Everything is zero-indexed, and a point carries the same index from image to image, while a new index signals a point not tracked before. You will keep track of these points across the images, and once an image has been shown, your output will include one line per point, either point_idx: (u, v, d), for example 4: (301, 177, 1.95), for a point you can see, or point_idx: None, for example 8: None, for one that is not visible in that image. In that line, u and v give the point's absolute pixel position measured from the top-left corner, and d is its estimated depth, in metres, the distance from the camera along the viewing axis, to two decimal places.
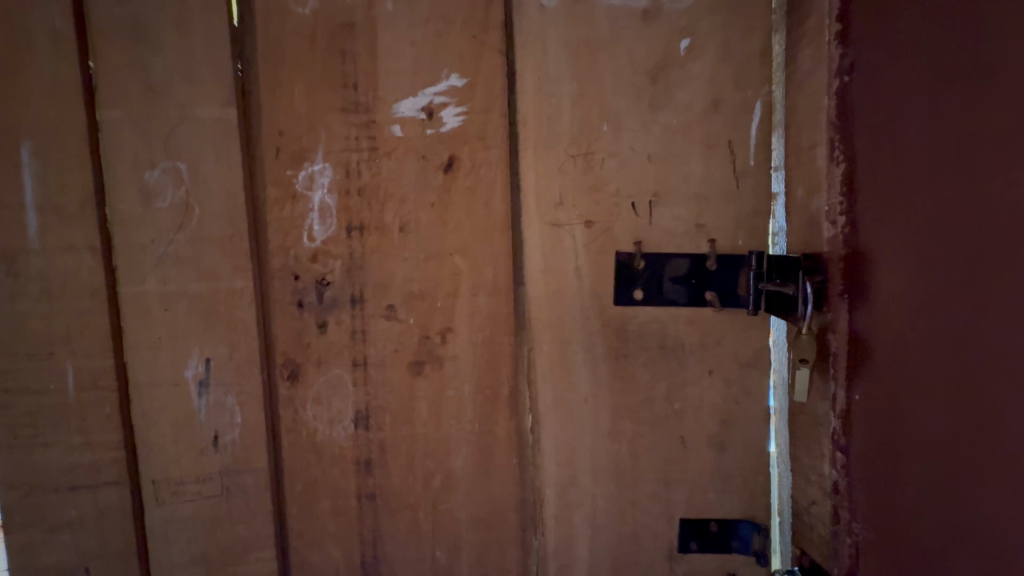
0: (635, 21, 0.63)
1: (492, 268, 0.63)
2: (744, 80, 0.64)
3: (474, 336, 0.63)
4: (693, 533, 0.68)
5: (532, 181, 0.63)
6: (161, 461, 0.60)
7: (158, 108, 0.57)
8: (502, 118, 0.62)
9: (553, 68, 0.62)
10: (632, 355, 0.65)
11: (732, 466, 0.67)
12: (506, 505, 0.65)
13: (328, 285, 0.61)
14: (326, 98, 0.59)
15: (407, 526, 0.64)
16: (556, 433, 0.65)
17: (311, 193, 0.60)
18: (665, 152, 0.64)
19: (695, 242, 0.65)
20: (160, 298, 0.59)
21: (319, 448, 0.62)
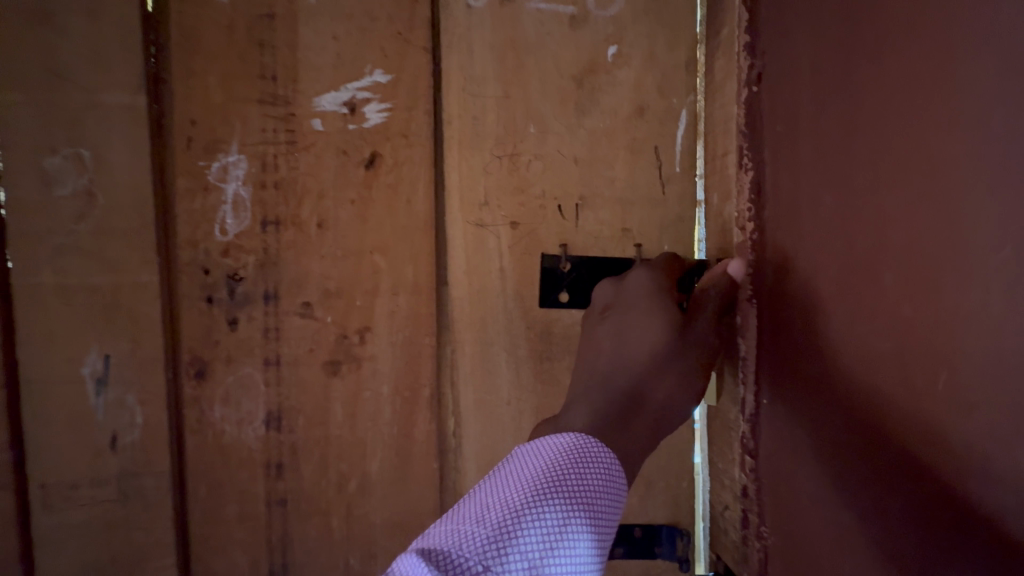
0: (562, 25, 0.63)
1: (413, 267, 0.62)
2: (667, 90, 0.65)
3: (394, 336, 0.62)
4: (616, 537, 0.68)
5: (456, 178, 0.63)
6: (53, 463, 0.56)
7: (60, 94, 0.55)
8: (426, 115, 0.61)
9: (478, 68, 0.62)
10: (556, 357, 0.65)
11: (652, 471, 0.68)
12: (423, 511, 0.64)
13: (240, 280, 0.59)
14: (242, 90, 0.58)
15: (319, 531, 0.62)
16: (477, 435, 0.65)
17: (224, 186, 0.58)
18: (589, 157, 0.65)
19: (621, 248, 0.65)
20: (57, 291, 0.56)
21: (226, 450, 0.59)
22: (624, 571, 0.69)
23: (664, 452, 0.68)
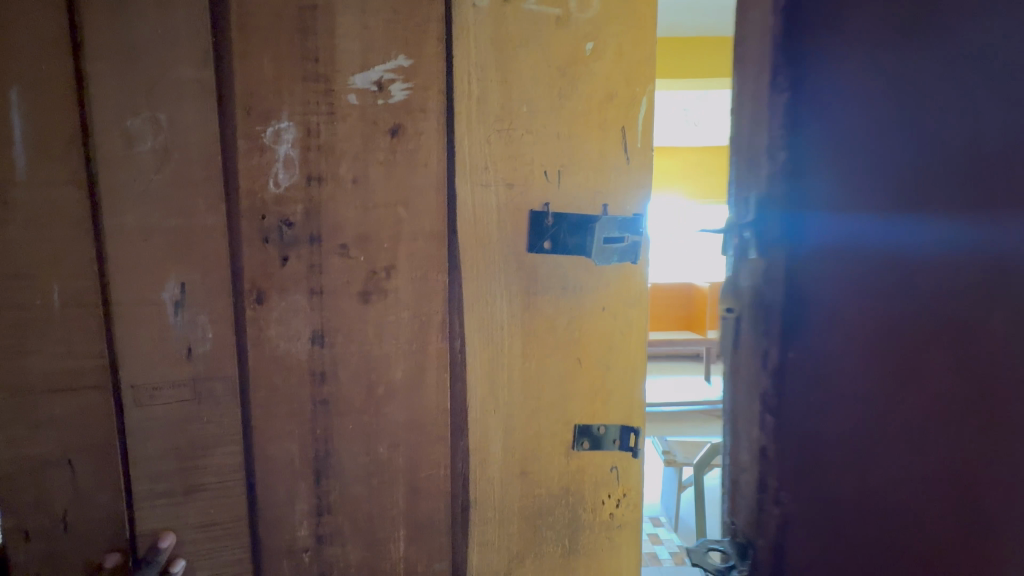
0: (551, 24, 0.79)
1: (428, 217, 0.77)
2: (632, 81, 0.82)
3: (413, 272, 0.78)
4: (584, 432, 0.88)
5: (464, 148, 0.78)
6: (138, 369, 0.70)
7: (140, 66, 0.66)
8: (439, 94, 0.76)
9: (483, 57, 0.77)
10: (539, 292, 0.84)
11: (612, 381, 0.88)
12: (435, 410, 0.81)
13: (291, 225, 0.73)
14: (290, 68, 0.70)
15: (353, 425, 0.78)
16: (478, 352, 0.82)
17: (276, 146, 0.71)
18: (569, 133, 0.81)
19: (591, 205, 0.83)
20: (139, 229, 0.68)
21: (280, 361, 0.74)
22: (589, 459, 0.89)
23: (622, 366, 0.88)
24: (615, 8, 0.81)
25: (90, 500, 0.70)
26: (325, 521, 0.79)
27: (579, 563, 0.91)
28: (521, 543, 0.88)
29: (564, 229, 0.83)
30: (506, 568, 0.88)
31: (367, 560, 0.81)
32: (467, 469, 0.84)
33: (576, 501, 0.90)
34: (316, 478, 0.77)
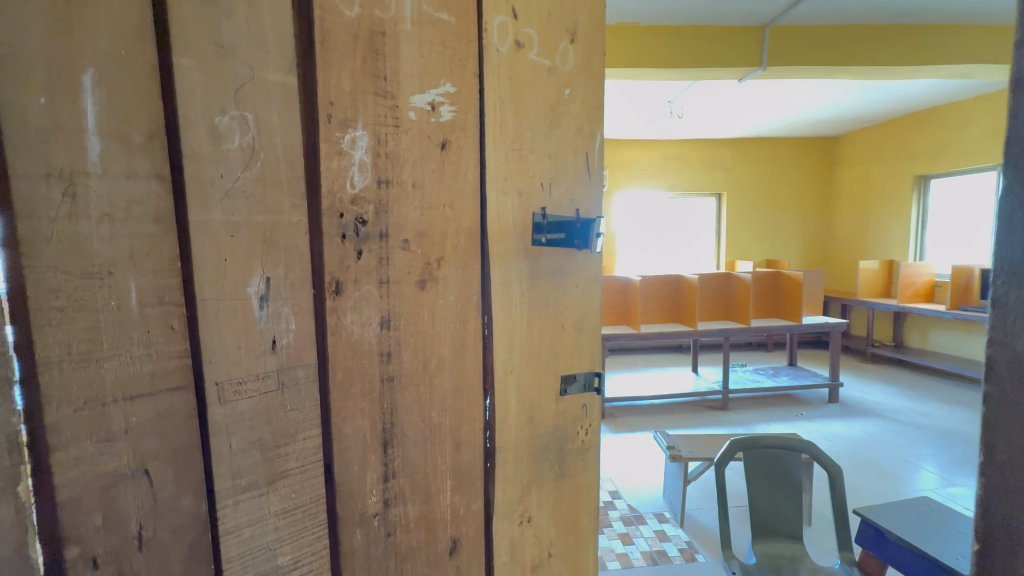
0: (546, 72, 1.03)
1: (467, 218, 0.95)
2: (591, 121, 1.13)
3: (457, 263, 0.94)
4: (569, 382, 1.15)
5: (492, 161, 0.97)
6: (224, 365, 0.70)
7: (229, 65, 0.67)
8: (475, 118, 0.94)
9: (501, 91, 0.97)
10: (540, 275, 1.08)
11: (584, 340, 1.18)
12: (472, 375, 0.98)
13: (364, 223, 0.81)
14: (365, 83, 0.79)
15: (414, 396, 0.90)
16: (500, 325, 1.02)
17: (352, 151, 0.79)
18: (554, 155, 1.08)
19: (568, 210, 1.11)
20: (225, 225, 0.69)
21: (354, 345, 0.82)
22: (571, 402, 1.17)
23: (591, 328, 1.18)
24: (583, 66, 1.10)
25: (170, 508, 0.68)
26: (390, 485, 0.89)
27: (566, 486, 1.18)
28: (529, 476, 1.11)
29: (555, 227, 1.09)
30: (519, 498, 1.10)
31: (423, 514, 0.94)
32: (493, 423, 1.03)
33: (563, 436, 1.16)
34: (385, 448, 0.87)
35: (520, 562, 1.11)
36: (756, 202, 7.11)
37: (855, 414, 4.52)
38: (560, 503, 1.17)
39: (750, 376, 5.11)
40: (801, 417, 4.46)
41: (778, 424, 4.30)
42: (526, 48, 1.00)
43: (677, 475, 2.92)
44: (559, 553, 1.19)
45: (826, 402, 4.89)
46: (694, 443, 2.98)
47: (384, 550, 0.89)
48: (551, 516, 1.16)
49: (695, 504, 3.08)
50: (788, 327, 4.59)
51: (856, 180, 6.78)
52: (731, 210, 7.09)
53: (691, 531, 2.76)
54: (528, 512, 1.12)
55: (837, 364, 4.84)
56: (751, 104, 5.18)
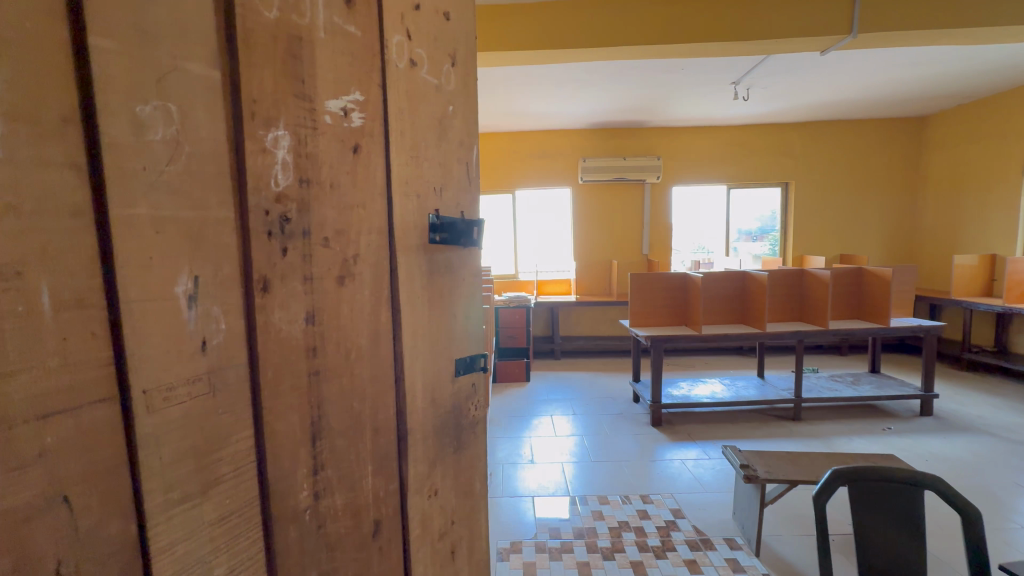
0: (435, 89, 1.03)
1: (377, 218, 0.91)
2: (469, 135, 1.15)
3: (373, 260, 0.91)
4: (462, 364, 1.14)
5: (398, 164, 0.95)
6: (153, 370, 0.65)
7: (152, 54, 0.63)
8: (380, 125, 0.92)
9: (399, 100, 0.95)
10: (439, 270, 1.07)
11: (472, 329, 1.18)
12: (386, 376, 0.94)
13: (288, 221, 0.80)
14: (284, 84, 0.79)
15: (340, 392, 0.88)
16: (408, 326, 0.98)
17: (275, 151, 0.79)
18: (443, 163, 1.07)
19: (455, 211, 1.11)
20: (151, 221, 0.64)
21: (283, 342, 0.81)
22: (464, 382, 1.15)
23: (476, 319, 1.20)
24: (462, 87, 1.12)
25: (96, 537, 0.60)
26: (320, 478, 0.86)
27: (463, 457, 1.15)
28: (434, 451, 1.05)
29: (447, 227, 1.07)
30: (427, 472, 1.03)
31: (351, 502, 0.90)
32: (403, 409, 0.98)
33: (459, 413, 1.13)
34: (314, 441, 0.85)
35: (430, 535, 1.04)
36: (841, 180, 6.13)
37: (952, 428, 3.80)
38: (459, 473, 1.13)
39: (829, 382, 4.46)
40: (891, 432, 3.75)
41: (859, 439, 3.65)
42: (417, 66, 0.99)
43: (751, 498, 2.47)
44: (460, 519, 1.14)
45: (917, 414, 4.13)
46: (772, 461, 2.47)
47: (316, 542, 0.86)
48: (452, 485, 1.12)
49: (772, 527, 2.62)
50: (872, 330, 3.94)
51: (941, 160, 5.80)
52: (800, 199, 6.22)
53: (768, 563, 2.32)
54: (435, 484, 1.06)
55: (932, 373, 4.05)
56: (839, 82, 4.49)
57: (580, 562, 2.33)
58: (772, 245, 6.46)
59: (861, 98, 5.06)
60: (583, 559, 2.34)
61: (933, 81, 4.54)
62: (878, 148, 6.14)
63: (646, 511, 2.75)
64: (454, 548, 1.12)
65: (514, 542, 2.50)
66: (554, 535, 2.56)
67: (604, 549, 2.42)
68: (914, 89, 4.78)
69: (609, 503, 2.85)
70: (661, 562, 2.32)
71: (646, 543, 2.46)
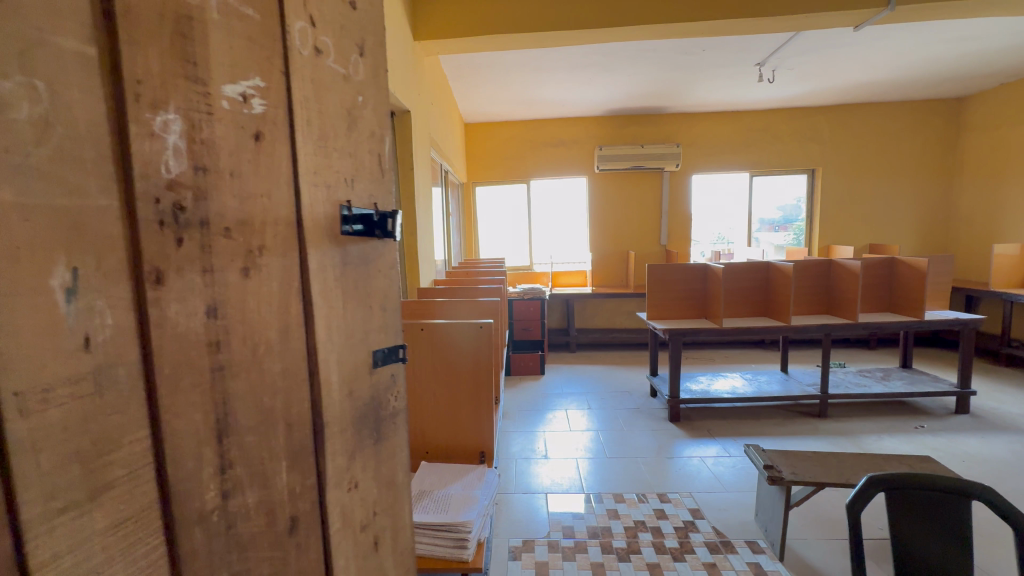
0: (343, 78, 1.02)
1: (283, 208, 0.89)
2: (381, 126, 1.16)
3: (279, 250, 0.89)
4: (381, 353, 1.13)
5: (305, 154, 0.93)
6: (26, 368, 0.60)
7: (10, 24, 0.59)
8: (283, 113, 0.89)
9: (302, 89, 0.93)
10: (353, 261, 1.05)
11: (390, 319, 1.17)
12: (296, 370, 0.92)
13: (183, 210, 0.76)
14: (174, 65, 0.74)
15: (246, 385, 0.85)
16: (321, 318, 0.96)
17: (165, 136, 0.74)
18: (354, 154, 1.06)
19: (367, 203, 1.11)
20: (16, 206, 0.59)
21: (181, 337, 0.77)
22: (383, 372, 1.14)
23: (393, 308, 1.19)
24: (371, 77, 1.13)
25: None
26: (228, 476, 0.83)
27: (384, 448, 1.14)
28: (353, 443, 1.04)
29: (362, 220, 1.06)
30: (347, 465, 1.03)
31: (263, 499, 0.88)
32: (318, 402, 0.96)
33: (377, 404, 1.12)
34: (219, 439, 0.81)
35: (351, 527, 1.04)
36: (859, 178, 6.87)
37: (994, 427, 4.41)
38: (381, 466, 1.13)
39: (857, 380, 5.13)
40: (925, 432, 4.37)
41: (889, 438, 4.24)
42: (322, 54, 0.98)
43: (775, 502, 2.83)
44: (382, 509, 1.14)
45: (952, 411, 4.80)
46: (800, 465, 2.87)
47: (224, 544, 0.83)
48: (375, 477, 1.11)
49: (797, 531, 2.98)
50: (901, 322, 4.45)
51: (982, 144, 6.30)
52: (828, 184, 6.90)
53: (790, 567, 2.65)
54: (354, 477, 1.05)
55: (966, 368, 4.65)
56: (867, 62, 5.02)
57: (594, 562, 2.66)
58: (794, 235, 7.13)
59: (880, 85, 5.84)
60: (598, 561, 2.67)
61: (923, 70, 5.34)
62: (913, 132, 6.73)
63: (664, 511, 3.16)
64: (377, 539, 1.12)
65: (525, 542, 2.86)
66: (566, 535, 2.92)
67: (620, 550, 2.77)
68: (907, 76, 5.54)
69: (624, 502, 3.27)
70: (679, 565, 2.64)
71: (663, 545, 2.81)
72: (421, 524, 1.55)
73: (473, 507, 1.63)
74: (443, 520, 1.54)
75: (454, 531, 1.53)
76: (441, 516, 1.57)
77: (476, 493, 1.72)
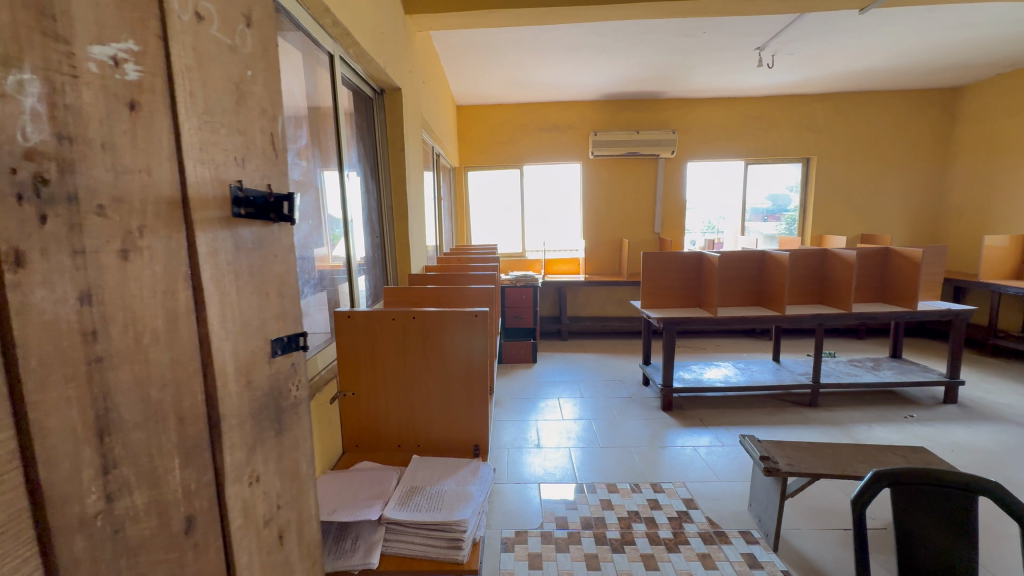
0: (228, 49, 0.91)
1: (166, 187, 0.78)
2: (274, 104, 1.04)
3: (165, 233, 0.78)
4: (280, 344, 1.04)
5: (189, 129, 0.82)
6: None
7: None
8: (164, 84, 0.78)
9: (184, 56, 0.81)
10: (246, 244, 0.95)
11: (289, 307, 1.08)
12: (188, 364, 0.82)
13: (45, 181, 0.63)
14: (25, 16, 0.61)
15: (131, 374, 0.74)
16: (214, 307, 0.86)
17: (19, 99, 0.61)
18: (244, 132, 0.95)
19: (260, 184, 1.00)
20: None
21: (48, 324, 0.64)
22: (282, 363, 1.05)
23: (291, 295, 1.10)
24: (260, 50, 1.01)
25: None
26: (113, 477, 0.71)
27: (286, 439, 1.06)
28: (252, 435, 0.96)
29: (255, 203, 0.96)
30: (246, 459, 0.94)
31: (156, 500, 0.76)
32: (212, 394, 0.86)
33: (278, 395, 1.04)
34: (101, 437, 0.69)
35: (254, 522, 0.95)
36: (861, 162, 6.72)
37: (979, 416, 4.40)
38: (283, 456, 1.04)
39: (848, 369, 5.10)
40: (915, 421, 4.34)
41: (881, 428, 4.20)
42: (204, 21, 0.86)
43: (772, 492, 2.77)
44: (289, 502, 1.06)
45: (941, 401, 4.78)
46: (794, 455, 2.83)
47: (110, 557, 0.70)
48: (278, 469, 1.03)
49: (791, 521, 2.94)
50: (897, 314, 4.40)
51: (976, 133, 6.23)
52: (822, 175, 6.79)
53: (783, 557, 2.62)
54: (257, 470, 0.96)
55: (957, 357, 4.60)
56: (868, 49, 4.92)
57: (588, 554, 2.62)
58: (785, 224, 7.09)
59: (877, 72, 5.69)
60: (591, 552, 2.62)
61: (930, 58, 5.22)
62: (908, 120, 6.63)
63: (657, 501, 3.12)
64: (282, 533, 1.04)
65: (517, 533, 2.81)
66: (560, 525, 2.88)
67: (614, 541, 2.72)
68: (902, 63, 5.37)
69: (618, 492, 3.23)
70: (673, 556, 2.60)
71: (657, 535, 2.78)
72: (413, 524, 1.48)
73: (468, 505, 1.55)
74: (435, 519, 1.47)
75: (447, 531, 1.47)
76: (434, 514, 1.50)
77: (471, 489, 1.65)
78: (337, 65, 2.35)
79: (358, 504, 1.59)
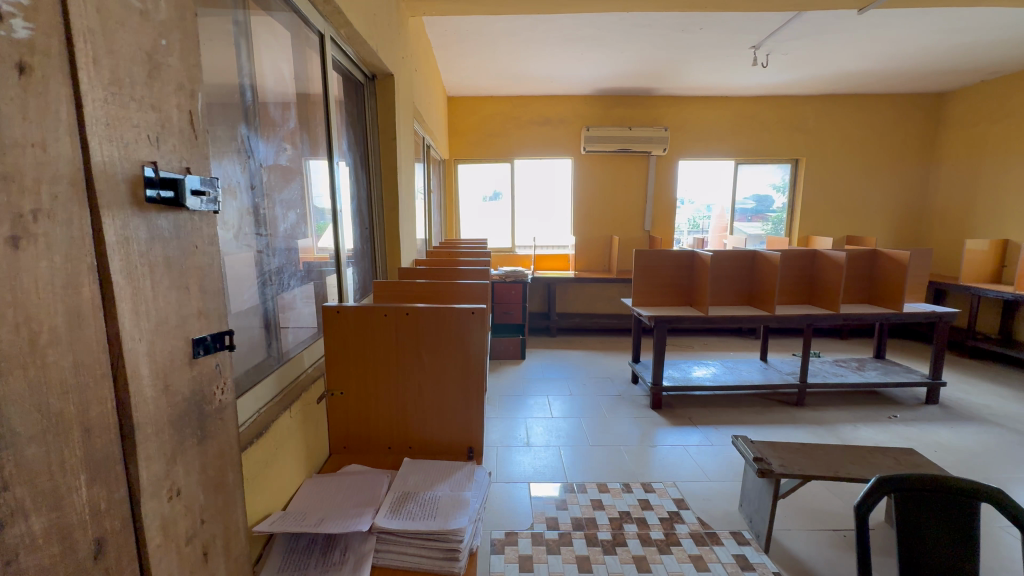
0: (137, 13, 0.80)
1: (65, 166, 0.68)
2: (191, 79, 0.95)
3: (63, 219, 0.68)
4: (203, 344, 0.96)
5: (93, 100, 0.72)
6: None
7: None
8: (62, 44, 0.67)
9: (87, 16, 0.71)
10: (161, 233, 0.86)
11: (212, 303, 1.00)
12: (93, 366, 0.72)
13: None
14: None
15: (24, 383, 0.63)
16: (122, 304, 0.77)
17: None
18: (157, 108, 0.86)
19: (177, 167, 0.91)
20: None
21: None
22: (206, 364, 0.98)
23: (214, 290, 1.01)
24: (177, 17, 0.91)
25: None
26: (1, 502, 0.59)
27: (210, 447, 0.98)
28: (173, 445, 0.88)
29: (170, 187, 0.87)
30: (165, 472, 0.86)
31: (57, 524, 0.66)
32: (124, 401, 0.77)
33: (200, 399, 0.96)
34: None
35: (174, 542, 0.87)
36: (851, 164, 6.71)
37: (961, 417, 4.42)
38: (207, 464, 0.96)
39: (835, 369, 5.09)
40: (898, 422, 4.34)
41: (867, 428, 4.20)
42: None
43: (764, 493, 2.72)
44: (212, 516, 0.98)
45: (923, 402, 4.80)
46: (787, 456, 2.79)
47: None
48: (201, 481, 0.95)
49: (781, 521, 2.91)
50: (883, 315, 4.38)
51: (963, 138, 6.27)
52: (811, 176, 6.77)
53: (775, 558, 2.58)
54: (176, 483, 0.88)
55: (940, 359, 4.62)
56: (863, 51, 4.90)
57: (580, 556, 2.55)
58: (771, 224, 7.08)
59: (867, 74, 5.65)
60: (583, 554, 2.56)
61: (926, 62, 5.19)
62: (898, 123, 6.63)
63: (648, 501, 3.06)
64: (206, 550, 0.96)
65: (508, 534, 2.74)
66: (551, 525, 2.81)
67: (606, 542, 2.66)
68: (896, 65, 5.30)
69: (608, 492, 3.16)
70: (665, 557, 2.55)
71: (649, 536, 2.72)
72: (407, 533, 1.39)
73: (465, 512, 1.47)
74: (431, 528, 1.39)
75: (444, 541, 1.38)
76: (429, 523, 1.41)
77: (467, 495, 1.57)
78: (328, 47, 2.22)
79: (348, 513, 1.47)
